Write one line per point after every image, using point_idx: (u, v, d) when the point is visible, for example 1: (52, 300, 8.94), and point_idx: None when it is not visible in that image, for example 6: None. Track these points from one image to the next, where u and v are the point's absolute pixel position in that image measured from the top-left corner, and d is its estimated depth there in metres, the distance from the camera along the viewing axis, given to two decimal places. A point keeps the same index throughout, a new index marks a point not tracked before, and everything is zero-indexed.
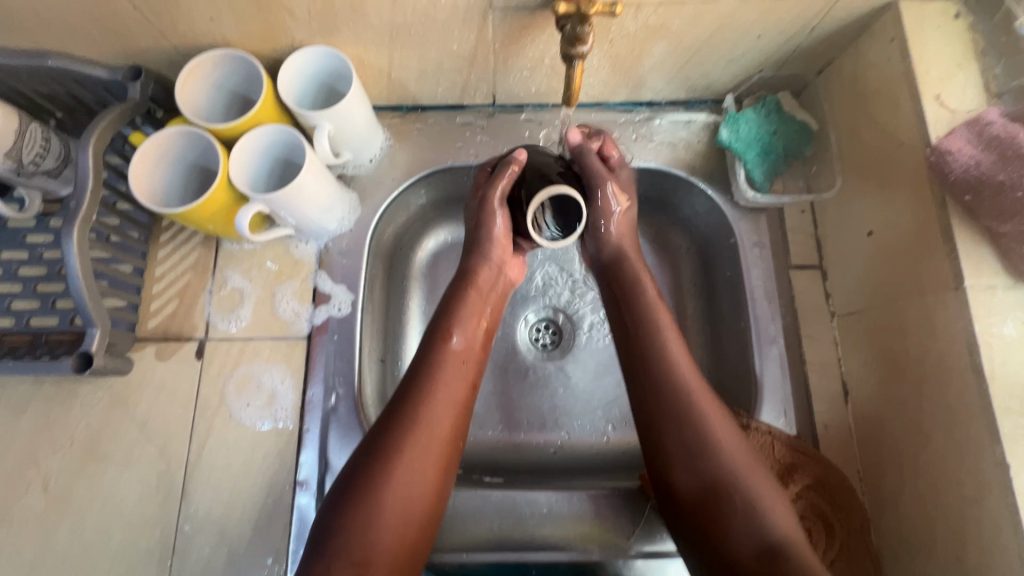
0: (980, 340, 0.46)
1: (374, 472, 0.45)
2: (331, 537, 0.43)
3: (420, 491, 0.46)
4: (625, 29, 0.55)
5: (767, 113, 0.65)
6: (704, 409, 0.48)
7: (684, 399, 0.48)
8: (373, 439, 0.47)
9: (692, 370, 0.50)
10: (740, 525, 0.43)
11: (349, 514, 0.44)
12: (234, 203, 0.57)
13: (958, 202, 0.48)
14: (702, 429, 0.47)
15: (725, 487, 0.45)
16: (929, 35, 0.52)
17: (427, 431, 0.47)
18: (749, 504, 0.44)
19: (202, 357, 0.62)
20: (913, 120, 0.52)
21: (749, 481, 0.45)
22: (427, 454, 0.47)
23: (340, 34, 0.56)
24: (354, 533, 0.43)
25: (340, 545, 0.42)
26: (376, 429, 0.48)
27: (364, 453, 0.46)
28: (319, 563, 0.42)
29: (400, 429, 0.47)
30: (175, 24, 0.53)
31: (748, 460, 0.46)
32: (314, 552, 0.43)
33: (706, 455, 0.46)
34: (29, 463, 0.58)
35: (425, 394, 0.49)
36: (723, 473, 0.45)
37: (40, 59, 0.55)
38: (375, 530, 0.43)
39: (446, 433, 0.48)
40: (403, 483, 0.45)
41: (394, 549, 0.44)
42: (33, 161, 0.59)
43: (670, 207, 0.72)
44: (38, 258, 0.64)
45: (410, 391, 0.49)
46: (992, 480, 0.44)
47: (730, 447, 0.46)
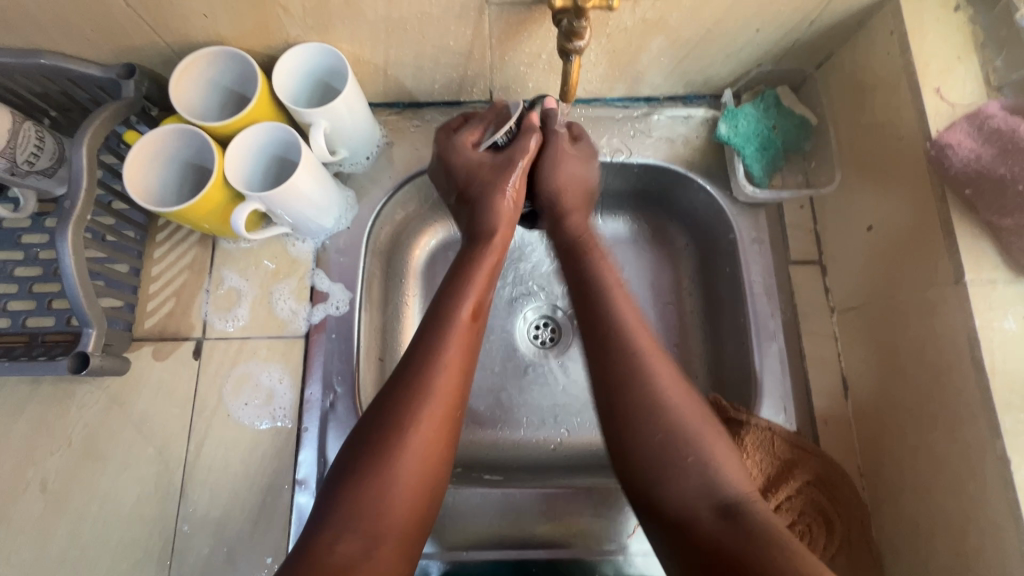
0: (981, 334, 0.45)
1: (383, 444, 0.44)
2: (334, 514, 0.42)
3: (432, 460, 0.45)
4: (622, 23, 0.54)
5: (766, 107, 0.65)
6: (654, 366, 0.50)
7: (643, 379, 0.49)
8: (377, 411, 0.46)
9: (643, 331, 0.52)
10: (693, 485, 0.45)
11: (361, 484, 0.43)
12: (229, 202, 0.57)
13: (958, 196, 0.48)
14: (654, 390, 0.48)
15: (679, 445, 0.46)
16: (929, 28, 0.52)
17: (440, 398, 0.47)
18: (701, 462, 0.46)
19: (199, 357, 0.61)
20: (913, 113, 0.52)
21: (699, 441, 0.46)
22: (438, 423, 0.46)
23: (335, 31, 0.55)
24: (362, 508, 0.42)
25: (347, 516, 0.42)
26: (380, 400, 0.47)
27: (368, 428, 0.45)
28: (324, 536, 0.42)
29: (416, 397, 0.46)
30: (169, 22, 0.53)
31: (703, 426, 0.47)
32: (314, 530, 0.42)
33: (656, 410, 0.48)
34: (27, 464, 0.58)
35: (434, 361, 0.48)
36: (676, 436, 0.46)
37: (33, 57, 0.55)
38: (383, 504, 0.43)
39: (454, 402, 0.47)
40: (414, 453, 0.45)
41: (401, 519, 0.44)
42: (27, 161, 0.59)
43: (669, 203, 0.72)
44: (34, 258, 0.63)
45: (417, 359, 0.48)
46: (993, 474, 0.44)
47: (681, 405, 0.48)
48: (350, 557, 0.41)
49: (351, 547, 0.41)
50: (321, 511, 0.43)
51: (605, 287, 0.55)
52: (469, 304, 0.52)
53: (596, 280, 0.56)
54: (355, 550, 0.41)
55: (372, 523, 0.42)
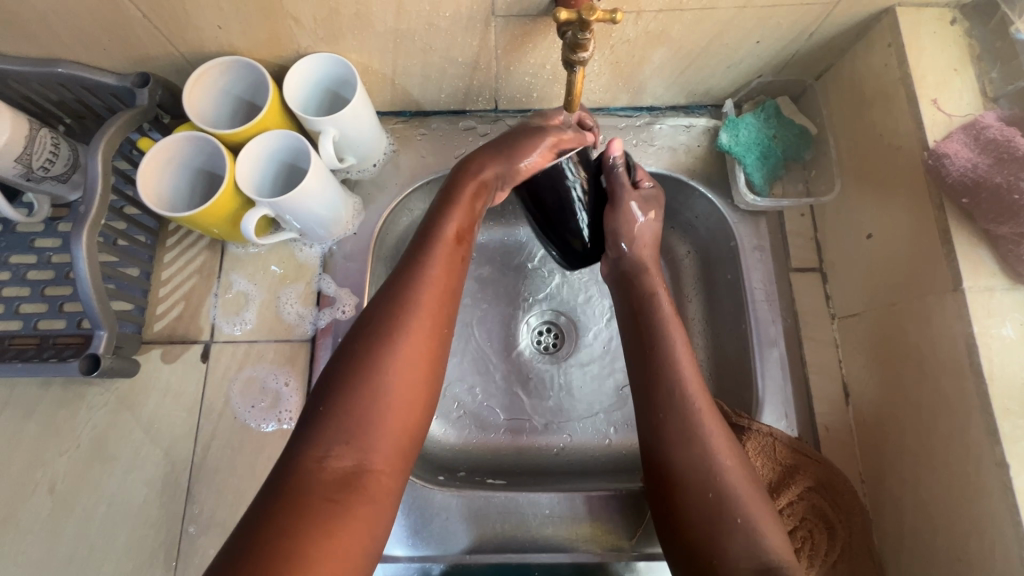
0: (979, 341, 0.46)
1: (371, 350, 0.44)
2: (327, 427, 0.41)
3: (417, 375, 0.45)
4: (625, 35, 0.56)
5: (766, 117, 0.66)
6: (707, 424, 0.49)
7: (690, 422, 0.49)
8: (364, 329, 0.45)
9: (702, 390, 0.51)
10: (739, 547, 0.44)
11: (351, 396, 0.42)
12: (240, 207, 0.58)
13: (956, 205, 0.49)
14: (708, 452, 0.47)
15: (727, 504, 0.45)
16: (926, 40, 0.53)
17: (427, 314, 0.47)
18: (750, 527, 0.44)
19: (207, 360, 0.62)
20: (910, 123, 0.53)
21: (748, 503, 0.45)
22: (422, 343, 0.46)
23: (345, 42, 0.56)
24: (357, 422, 0.42)
25: (339, 433, 0.41)
26: (368, 315, 0.46)
27: (354, 341, 0.45)
28: (315, 451, 0.40)
29: (403, 309, 0.46)
30: (184, 33, 0.54)
31: (752, 491, 0.46)
32: (302, 445, 0.41)
33: (711, 474, 0.46)
34: (36, 465, 0.59)
35: (421, 273, 0.48)
36: (724, 497, 0.46)
37: (51, 66, 0.56)
38: (374, 420, 0.42)
39: (441, 320, 0.48)
40: (404, 362, 0.44)
41: (391, 435, 0.43)
42: (42, 167, 0.60)
43: (671, 210, 0.73)
44: (46, 262, 0.65)
45: (404, 276, 0.48)
46: (993, 479, 0.44)
47: (733, 467, 0.47)
48: (342, 472, 0.40)
49: (343, 463, 0.40)
50: (312, 424, 0.42)
51: (662, 322, 0.55)
52: (455, 223, 0.52)
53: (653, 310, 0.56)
54: (347, 466, 0.40)
55: (363, 438, 0.41)
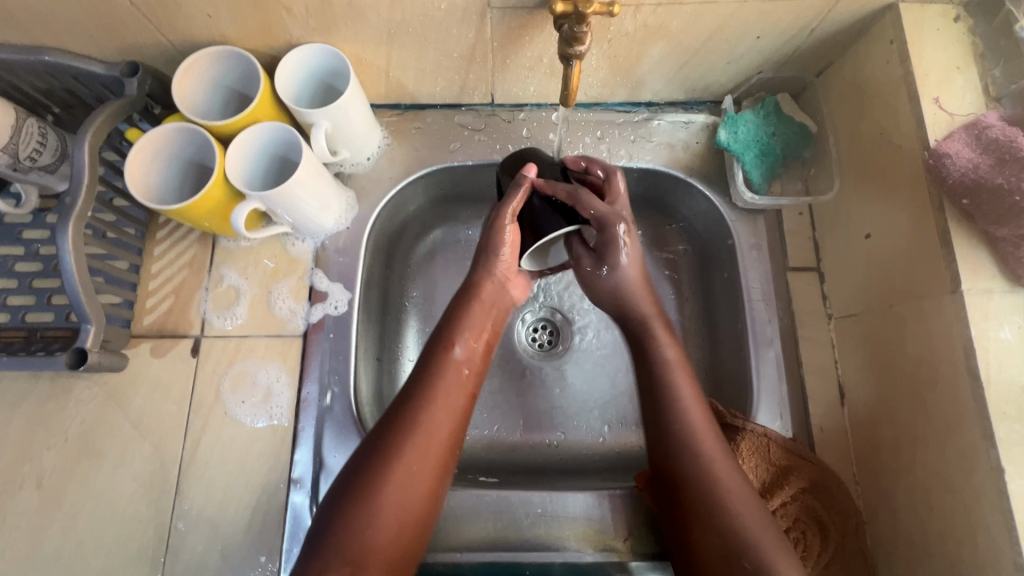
0: (976, 343, 0.45)
1: (373, 475, 0.44)
2: (330, 537, 0.42)
3: (419, 494, 0.45)
4: (623, 29, 0.54)
5: (766, 114, 0.65)
6: (707, 451, 0.49)
7: (690, 450, 0.49)
8: (374, 444, 0.46)
9: (703, 420, 0.51)
10: (741, 569, 0.44)
11: (347, 510, 0.43)
12: (229, 200, 0.57)
13: (955, 205, 0.48)
14: (707, 475, 0.48)
15: (733, 534, 0.45)
16: (929, 38, 0.52)
17: (429, 435, 0.47)
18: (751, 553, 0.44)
19: (197, 355, 0.62)
20: (912, 122, 0.52)
21: (758, 535, 0.45)
22: (427, 456, 0.46)
23: (338, 32, 0.55)
24: (350, 532, 0.43)
25: (333, 542, 0.42)
26: (379, 429, 0.47)
27: (363, 461, 0.46)
28: (314, 564, 0.42)
29: (395, 453, 0.45)
30: (173, 21, 0.53)
31: (755, 511, 0.47)
32: (307, 558, 0.42)
33: (710, 493, 0.47)
34: (23, 459, 0.58)
35: (417, 415, 0.47)
36: (731, 526, 0.46)
37: (37, 54, 0.55)
38: (371, 529, 0.43)
39: (446, 438, 0.48)
40: (406, 481, 0.45)
41: (389, 552, 0.43)
42: (30, 157, 0.59)
43: (667, 208, 0.72)
44: (34, 254, 0.64)
45: (412, 401, 0.48)
46: (987, 484, 0.44)
47: (728, 478, 0.48)
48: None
49: None
50: (314, 536, 0.43)
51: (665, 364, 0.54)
52: (466, 342, 0.53)
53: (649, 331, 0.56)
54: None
55: (359, 549, 0.42)
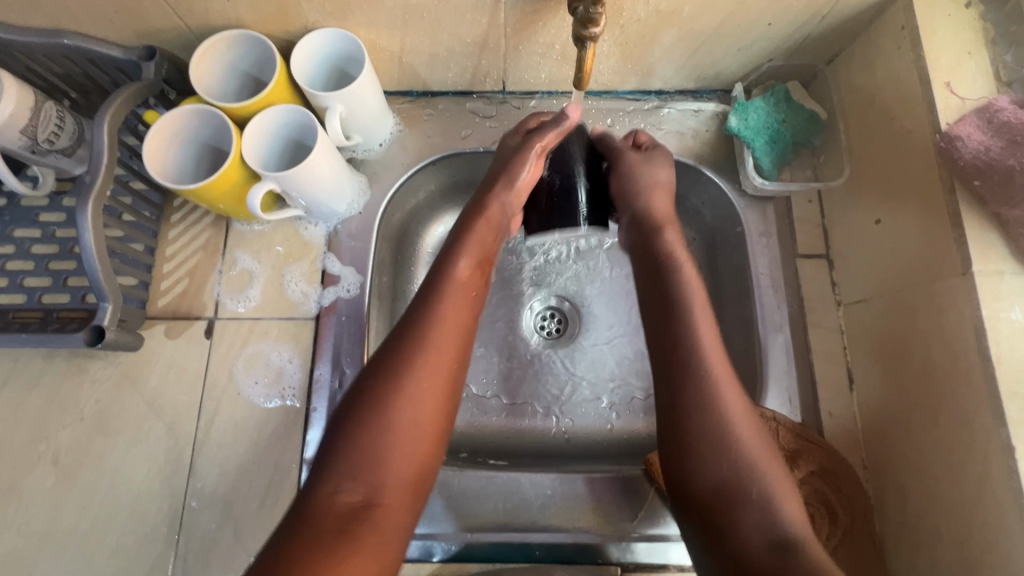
0: (987, 324, 0.46)
1: (382, 392, 0.44)
2: (342, 457, 0.42)
3: (432, 421, 0.45)
4: (635, 14, 0.55)
5: (776, 101, 0.65)
6: (728, 402, 0.46)
7: (706, 386, 0.47)
8: (382, 363, 0.46)
9: (725, 368, 0.48)
10: (750, 513, 0.43)
11: (358, 432, 0.43)
12: (245, 182, 0.57)
13: (967, 188, 0.49)
14: (724, 415, 0.46)
15: (744, 479, 0.44)
16: (940, 23, 0.53)
17: (438, 352, 0.46)
18: (763, 495, 0.43)
19: (211, 336, 0.62)
20: (923, 107, 0.52)
21: (770, 483, 0.43)
22: (438, 374, 0.46)
23: (353, 17, 0.56)
24: (364, 459, 0.42)
25: (348, 465, 0.42)
26: (384, 347, 0.47)
27: (369, 379, 0.45)
28: (325, 488, 0.41)
29: (407, 370, 0.45)
30: (191, 5, 0.54)
31: (781, 476, 0.44)
32: (317, 478, 0.42)
33: (726, 439, 0.45)
34: (39, 438, 0.59)
35: (423, 329, 0.47)
36: (741, 470, 0.44)
37: (57, 37, 0.56)
38: (385, 453, 0.43)
39: (455, 356, 0.47)
40: (418, 400, 0.44)
41: (403, 474, 0.43)
42: (47, 140, 0.60)
43: (676, 196, 0.72)
44: (51, 237, 0.65)
45: (417, 317, 0.48)
46: (998, 463, 0.44)
47: (746, 427, 0.46)
48: (351, 505, 0.41)
49: (353, 498, 0.41)
50: (323, 460, 0.42)
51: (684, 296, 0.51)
52: (467, 260, 0.53)
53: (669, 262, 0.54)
54: (355, 499, 0.41)
55: (372, 474, 0.42)
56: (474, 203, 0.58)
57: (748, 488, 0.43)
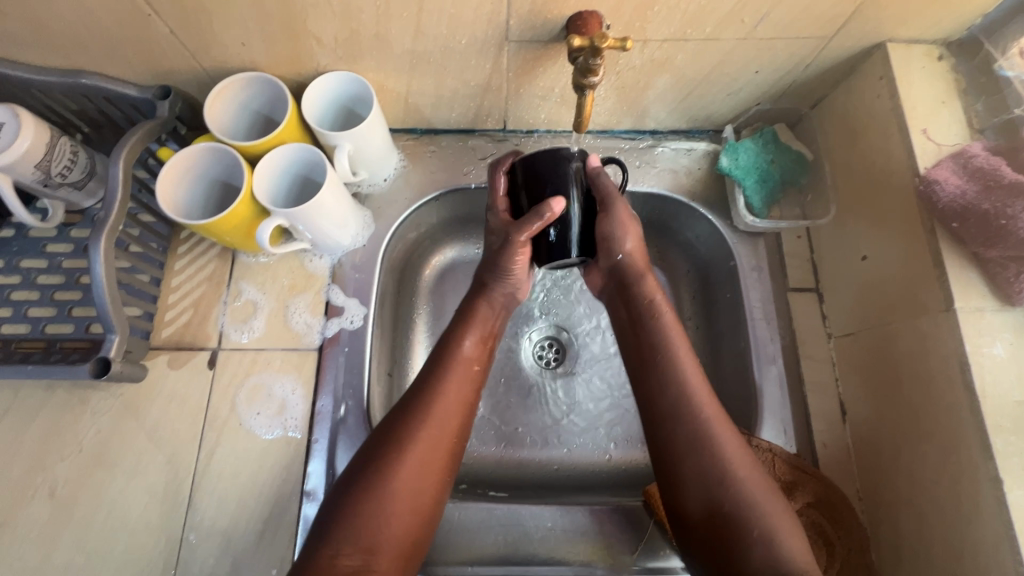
0: (971, 359, 0.48)
1: (383, 461, 0.46)
2: (341, 525, 0.43)
3: (426, 486, 0.47)
4: (631, 62, 0.58)
5: (764, 142, 0.69)
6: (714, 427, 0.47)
7: (694, 421, 0.48)
8: (386, 432, 0.48)
9: (709, 395, 0.49)
10: (752, 546, 0.43)
11: (362, 499, 0.44)
12: (254, 217, 0.59)
13: (946, 229, 0.51)
14: (713, 444, 0.46)
15: (738, 519, 0.44)
16: (915, 74, 0.56)
17: (437, 424, 0.48)
18: (765, 534, 0.43)
19: (214, 367, 0.63)
20: (902, 151, 0.55)
21: (768, 517, 0.43)
22: (433, 449, 0.48)
23: (363, 62, 0.59)
24: (367, 525, 0.44)
25: (347, 531, 0.43)
26: (388, 422, 0.49)
27: (375, 447, 0.47)
28: (327, 550, 0.43)
29: (407, 440, 0.47)
30: (208, 49, 0.56)
31: (772, 500, 0.45)
32: (318, 543, 0.43)
33: (721, 480, 0.45)
34: (36, 469, 0.58)
35: (430, 402, 0.49)
36: (738, 503, 0.44)
37: (75, 77, 0.58)
38: (383, 520, 0.44)
39: (454, 431, 0.49)
40: (415, 468, 0.46)
41: (398, 537, 0.45)
42: (60, 174, 0.62)
43: (671, 230, 0.75)
44: (57, 267, 0.65)
45: (422, 391, 0.50)
46: (987, 495, 0.46)
47: (741, 461, 0.46)
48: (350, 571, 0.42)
49: (352, 562, 0.42)
50: (327, 521, 0.44)
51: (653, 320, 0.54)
52: (472, 335, 0.56)
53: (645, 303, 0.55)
54: (355, 564, 0.42)
55: (370, 537, 0.43)
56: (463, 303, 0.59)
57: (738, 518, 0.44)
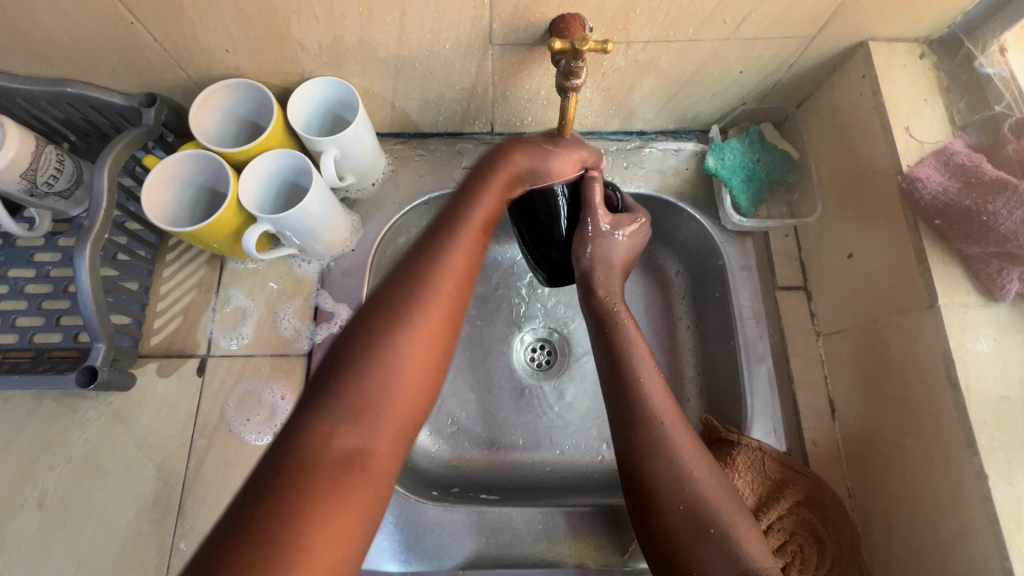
0: (955, 355, 0.48)
1: (384, 334, 0.43)
2: (333, 402, 0.40)
3: (427, 361, 0.44)
4: (615, 64, 0.58)
5: (751, 142, 0.69)
6: (677, 438, 0.49)
7: (655, 430, 0.49)
8: (384, 301, 0.45)
9: (668, 403, 0.51)
10: (711, 547, 0.44)
11: (354, 369, 0.42)
12: (241, 224, 0.59)
13: (929, 226, 0.52)
14: (674, 455, 0.48)
15: (700, 522, 0.45)
16: (898, 72, 0.57)
17: (439, 296, 0.46)
18: (723, 533, 0.45)
19: (203, 374, 0.63)
20: (885, 148, 0.55)
21: (727, 520, 0.45)
22: (435, 326, 0.45)
23: (348, 67, 0.59)
24: (361, 403, 0.41)
25: (342, 405, 0.40)
26: (385, 289, 0.46)
27: (371, 319, 0.44)
28: (314, 432, 0.39)
29: (407, 314, 0.44)
30: (193, 56, 0.56)
31: (722, 496, 0.47)
32: (307, 424, 0.39)
33: (680, 483, 0.47)
34: (25, 480, 0.58)
35: (433, 274, 0.47)
36: (700, 505, 0.46)
37: (60, 86, 0.58)
38: (379, 394, 0.42)
39: (454, 310, 0.47)
40: (417, 340, 0.44)
41: (394, 421, 0.42)
42: (46, 182, 0.61)
43: (660, 230, 0.75)
44: (45, 276, 0.65)
45: (423, 259, 0.48)
46: (972, 490, 0.46)
47: (701, 469, 0.48)
48: (347, 450, 0.39)
49: (347, 441, 0.39)
50: (313, 402, 0.40)
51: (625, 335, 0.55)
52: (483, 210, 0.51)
53: (608, 312, 0.57)
54: (350, 443, 0.39)
55: (367, 415, 0.41)
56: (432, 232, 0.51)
57: (697, 520, 0.46)
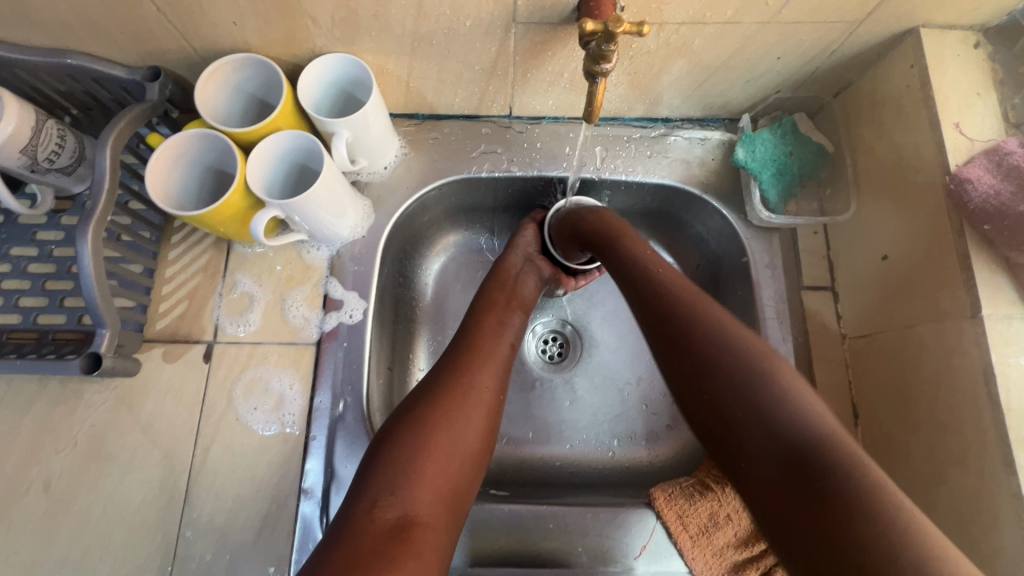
0: (997, 369, 0.46)
1: (422, 419, 0.48)
2: (378, 478, 0.44)
3: (467, 447, 0.48)
4: (645, 46, 0.55)
5: (783, 133, 0.65)
6: (696, 306, 0.49)
7: (676, 305, 0.49)
8: (429, 391, 0.50)
9: (684, 283, 0.51)
10: (754, 416, 0.42)
11: (399, 453, 0.46)
12: (249, 207, 0.57)
13: (977, 231, 0.49)
14: (691, 318, 0.48)
15: (735, 387, 0.44)
16: (949, 63, 0.53)
17: (476, 393, 0.51)
18: (773, 402, 0.42)
19: (210, 361, 0.61)
20: (932, 146, 0.52)
21: (775, 382, 0.43)
22: (479, 406, 0.50)
23: (362, 43, 0.56)
24: (403, 474, 0.45)
25: (385, 482, 0.44)
26: (426, 386, 0.51)
27: (411, 409, 0.49)
28: (365, 504, 0.43)
29: (442, 405, 0.49)
30: (198, 28, 0.53)
31: (751, 343, 0.45)
32: (360, 500, 0.44)
33: (691, 332, 0.47)
34: (30, 463, 0.57)
35: (469, 374, 0.52)
36: (736, 366, 0.44)
37: (60, 57, 0.55)
38: (426, 473, 0.45)
39: (493, 391, 0.52)
40: (457, 427, 0.48)
41: (440, 492, 0.45)
42: (47, 159, 0.59)
43: (682, 223, 0.72)
44: (48, 256, 0.63)
45: (462, 364, 0.53)
46: (1007, 511, 0.44)
47: (724, 323, 0.47)
48: (394, 521, 0.42)
49: (393, 514, 0.43)
50: (364, 480, 0.45)
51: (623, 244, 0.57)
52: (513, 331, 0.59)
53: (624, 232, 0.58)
54: (397, 515, 0.42)
55: (411, 487, 0.44)
56: (485, 300, 0.61)
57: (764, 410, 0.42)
